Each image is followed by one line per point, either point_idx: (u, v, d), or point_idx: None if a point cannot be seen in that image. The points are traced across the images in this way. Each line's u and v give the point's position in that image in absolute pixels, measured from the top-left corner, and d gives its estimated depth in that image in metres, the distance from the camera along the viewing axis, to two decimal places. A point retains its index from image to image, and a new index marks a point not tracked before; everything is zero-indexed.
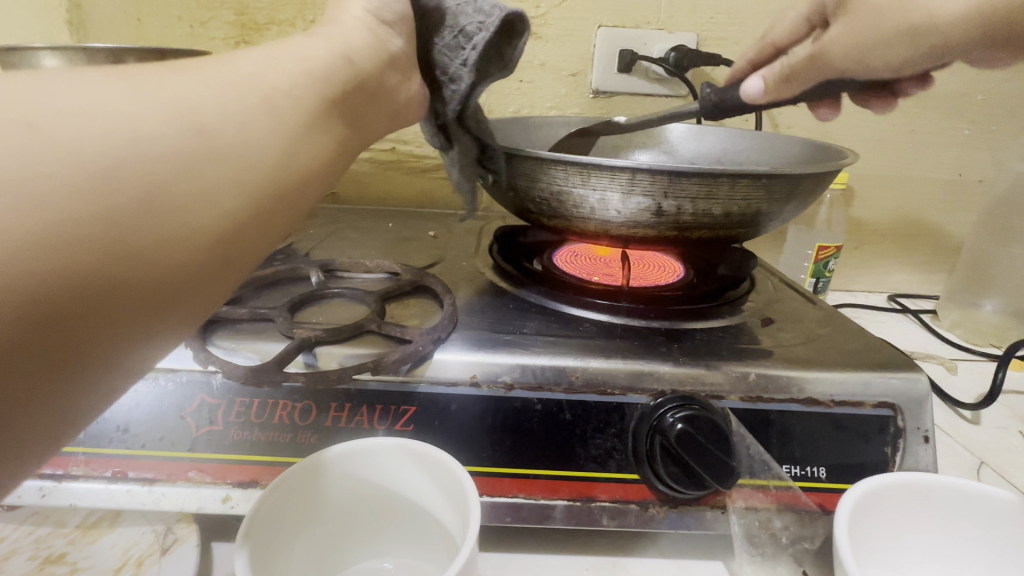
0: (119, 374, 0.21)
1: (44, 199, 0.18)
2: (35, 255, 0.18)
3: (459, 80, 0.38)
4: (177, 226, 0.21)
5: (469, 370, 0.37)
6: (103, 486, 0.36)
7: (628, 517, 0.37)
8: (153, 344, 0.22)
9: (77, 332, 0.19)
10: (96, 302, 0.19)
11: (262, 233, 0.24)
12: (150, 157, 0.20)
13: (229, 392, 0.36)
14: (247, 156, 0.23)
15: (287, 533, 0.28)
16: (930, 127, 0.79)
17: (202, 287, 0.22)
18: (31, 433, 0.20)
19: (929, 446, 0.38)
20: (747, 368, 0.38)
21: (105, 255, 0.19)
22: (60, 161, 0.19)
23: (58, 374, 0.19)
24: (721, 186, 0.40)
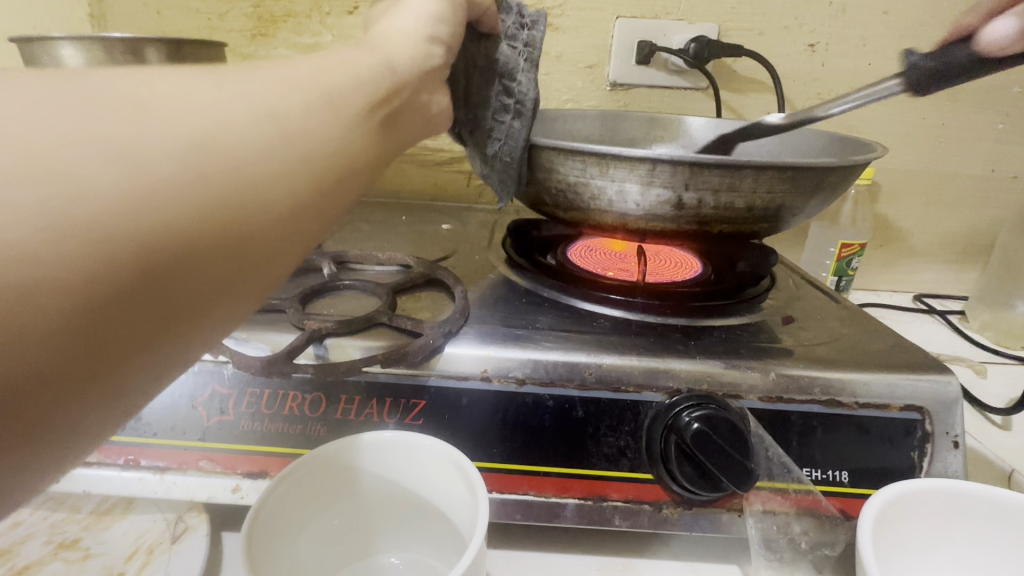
0: (183, 356, 0.20)
1: (131, 164, 0.17)
2: (113, 222, 0.17)
3: (532, 74, 0.42)
4: (251, 205, 0.19)
5: (481, 365, 0.36)
6: (115, 473, 0.36)
7: (641, 518, 0.36)
8: (208, 335, 0.20)
9: (147, 308, 0.18)
10: (168, 278, 0.18)
11: (327, 221, 0.22)
12: (231, 135, 0.19)
13: (240, 382, 0.36)
14: (321, 141, 0.21)
15: (295, 525, 0.28)
16: (961, 121, 0.76)
17: (272, 271, 0.21)
18: (96, 411, 0.19)
19: (959, 451, 0.36)
20: (768, 367, 0.37)
21: (181, 230, 0.18)
22: (145, 130, 0.18)
23: (126, 350, 0.18)
24: (744, 178, 0.39)
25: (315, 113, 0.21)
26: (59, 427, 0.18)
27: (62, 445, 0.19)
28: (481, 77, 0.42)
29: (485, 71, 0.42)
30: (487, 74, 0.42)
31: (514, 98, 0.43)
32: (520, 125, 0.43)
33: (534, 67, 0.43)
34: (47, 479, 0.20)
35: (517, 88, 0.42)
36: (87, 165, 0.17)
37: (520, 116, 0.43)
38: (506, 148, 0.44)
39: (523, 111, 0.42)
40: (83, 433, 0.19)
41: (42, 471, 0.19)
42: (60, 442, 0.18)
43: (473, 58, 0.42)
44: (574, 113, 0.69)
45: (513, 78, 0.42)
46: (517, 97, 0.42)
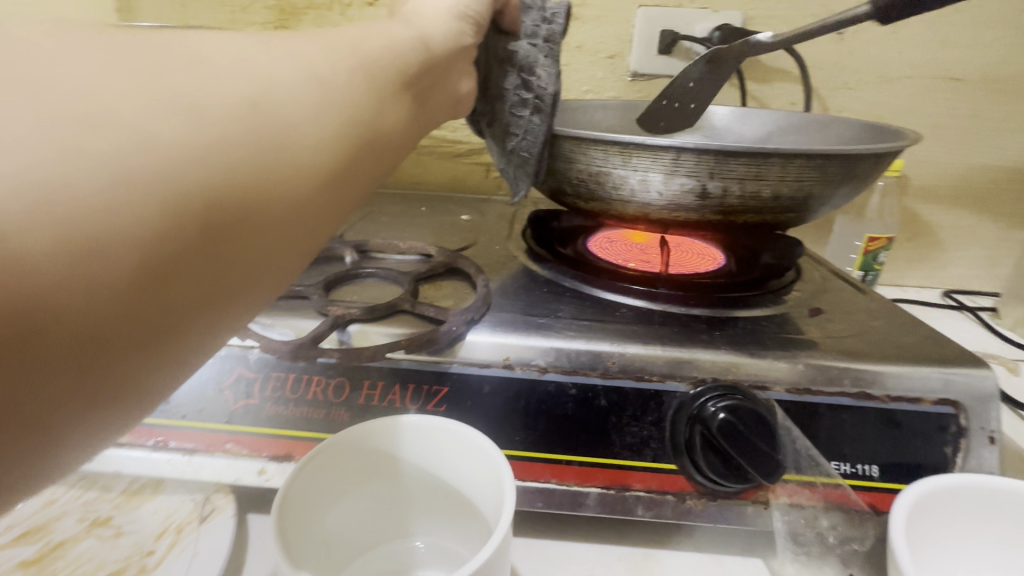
0: (234, 311, 0.21)
1: (194, 116, 0.19)
2: (185, 166, 0.18)
3: (552, 70, 0.42)
4: (295, 166, 0.22)
5: (502, 353, 0.36)
6: (146, 454, 0.37)
7: (664, 508, 0.35)
8: (263, 281, 0.22)
9: (207, 260, 0.19)
10: (225, 231, 0.20)
11: (359, 181, 0.25)
12: (280, 96, 0.22)
13: (266, 367, 0.36)
14: (350, 111, 0.24)
15: (320, 508, 0.28)
16: (996, 111, 0.73)
17: (309, 231, 0.23)
18: (156, 366, 0.19)
19: (995, 447, 0.35)
20: (794, 358, 0.36)
21: (236, 185, 0.20)
22: (207, 87, 0.20)
23: (188, 302, 0.19)
24: (771, 166, 0.38)
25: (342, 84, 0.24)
26: (122, 382, 0.18)
27: (121, 401, 0.19)
28: (499, 69, 0.42)
29: (505, 64, 0.42)
30: (506, 66, 0.41)
31: (534, 93, 0.42)
32: (540, 120, 0.42)
33: (554, 63, 0.42)
34: (97, 444, 0.20)
35: (536, 83, 0.41)
36: (156, 115, 0.18)
37: (539, 111, 0.42)
38: (525, 143, 0.43)
39: (542, 106, 0.42)
40: (143, 388, 0.19)
41: (98, 431, 0.19)
42: (135, 385, 0.19)
43: (493, 50, 0.42)
44: (594, 103, 0.69)
45: (532, 73, 0.42)
46: (536, 92, 0.42)
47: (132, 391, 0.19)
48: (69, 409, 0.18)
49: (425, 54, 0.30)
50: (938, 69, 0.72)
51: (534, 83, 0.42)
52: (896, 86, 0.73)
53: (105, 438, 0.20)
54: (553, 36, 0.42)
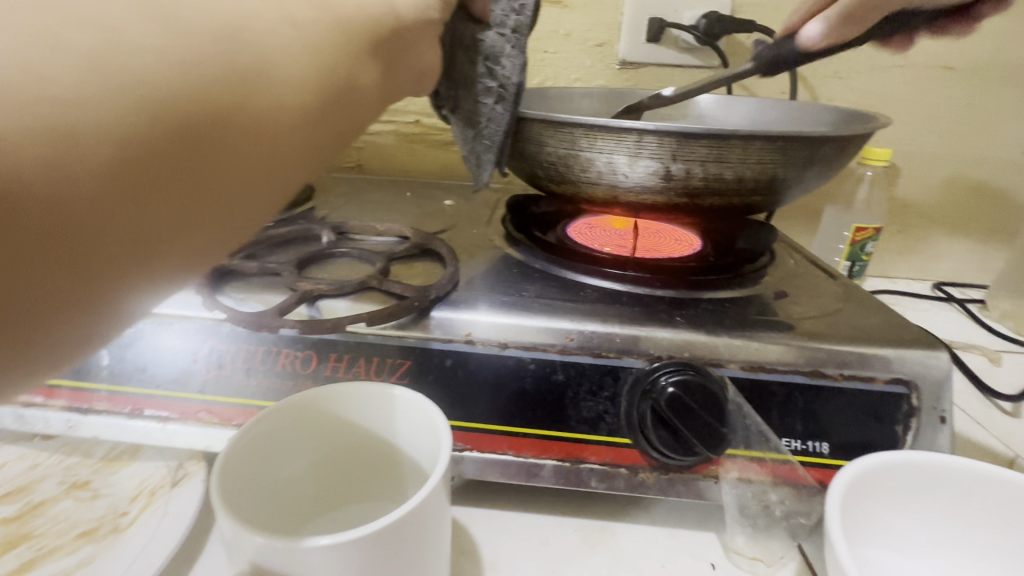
0: (212, 237, 0.20)
1: (170, 27, 0.19)
2: (161, 71, 0.18)
3: (518, 60, 0.42)
4: (277, 96, 0.21)
5: (464, 328, 0.37)
6: (123, 421, 0.39)
7: (617, 481, 0.36)
8: (245, 208, 0.21)
9: (181, 176, 0.19)
10: (202, 148, 0.19)
11: (346, 123, 0.24)
12: (257, 26, 0.21)
13: (237, 339, 0.38)
14: (331, 56, 0.23)
15: (267, 468, 0.30)
16: (989, 101, 0.73)
17: (291, 167, 0.22)
18: (128, 283, 0.18)
19: (947, 427, 0.36)
20: (751, 337, 0.37)
21: (214, 104, 0.19)
22: (183, 3, 0.19)
23: (160, 219, 0.19)
24: (732, 149, 0.39)
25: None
26: (89, 293, 0.18)
27: (88, 315, 0.18)
28: (465, 57, 0.42)
29: (470, 51, 0.41)
30: (472, 54, 0.41)
31: (498, 82, 0.42)
32: (502, 109, 0.43)
33: (520, 53, 0.42)
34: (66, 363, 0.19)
35: (501, 72, 0.42)
36: (130, 22, 0.18)
37: (502, 100, 0.43)
38: (488, 132, 0.44)
39: (506, 95, 0.43)
40: (112, 305, 0.19)
41: (64, 346, 0.18)
42: (108, 296, 0.18)
43: (460, 36, 0.41)
44: (580, 91, 0.69)
45: (498, 62, 0.42)
46: (500, 82, 0.42)
47: (98, 305, 0.18)
48: (32, 313, 0.17)
49: None
50: (930, 58, 0.71)
51: (499, 72, 0.42)
52: (887, 74, 0.73)
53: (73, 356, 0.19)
54: (521, 26, 0.42)
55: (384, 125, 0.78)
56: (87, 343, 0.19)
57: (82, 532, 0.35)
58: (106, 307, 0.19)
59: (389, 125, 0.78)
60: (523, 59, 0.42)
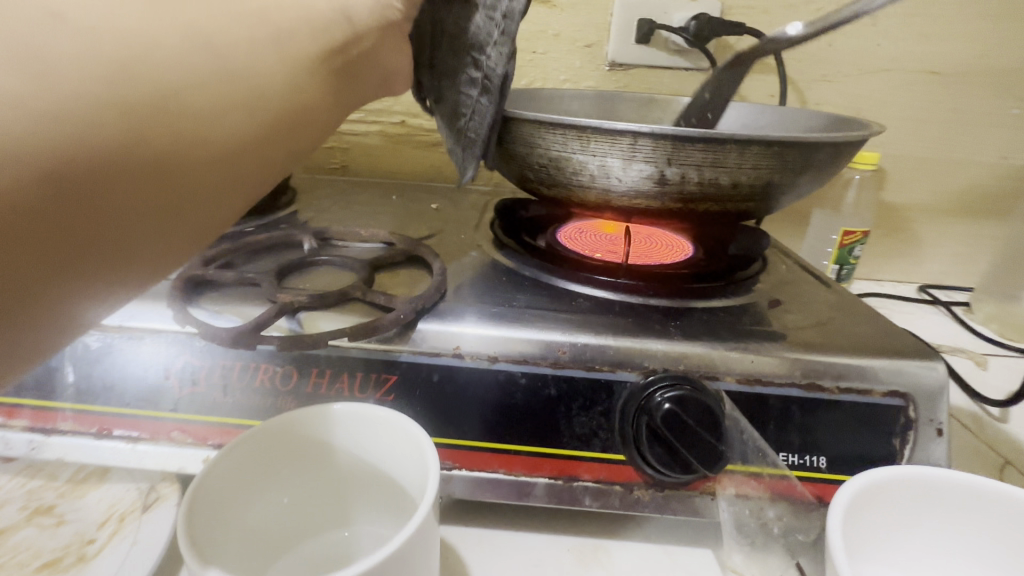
0: (106, 281, 0.21)
1: (62, 77, 0.19)
2: (45, 123, 0.19)
3: (505, 49, 0.40)
4: (175, 136, 0.21)
5: (452, 341, 0.36)
6: (90, 441, 0.36)
7: (611, 499, 0.35)
8: (155, 245, 0.22)
9: (64, 231, 0.20)
10: (84, 201, 0.20)
11: (266, 156, 0.25)
12: (162, 60, 0.21)
13: (212, 354, 0.36)
14: (254, 83, 0.24)
15: (245, 495, 0.28)
16: (973, 105, 0.73)
17: (196, 207, 0.23)
18: (13, 325, 0.20)
19: (943, 439, 0.35)
20: (747, 348, 0.36)
21: (99, 157, 0.20)
22: (66, 55, 0.19)
23: (46, 270, 0.20)
24: (729, 153, 0.38)
25: (261, 49, 0.24)
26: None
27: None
28: (448, 45, 0.40)
29: (454, 40, 0.40)
30: (455, 42, 0.40)
31: (483, 72, 0.41)
32: (488, 101, 0.42)
33: (508, 41, 0.40)
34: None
35: (486, 63, 0.40)
36: (2, 78, 0.18)
37: (487, 93, 0.41)
38: (472, 123, 0.43)
39: (490, 88, 0.41)
40: (6, 343, 0.21)
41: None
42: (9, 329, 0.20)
43: (444, 23, 0.40)
44: (569, 93, 0.68)
45: (483, 51, 0.40)
46: (485, 73, 0.40)
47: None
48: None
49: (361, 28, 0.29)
50: (916, 62, 0.72)
51: (484, 62, 0.40)
52: (873, 78, 0.73)
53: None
54: (511, 10, 0.38)
55: (369, 125, 0.76)
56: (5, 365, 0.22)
57: (44, 563, 0.32)
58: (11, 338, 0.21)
59: (374, 126, 0.76)
60: (511, 47, 0.40)
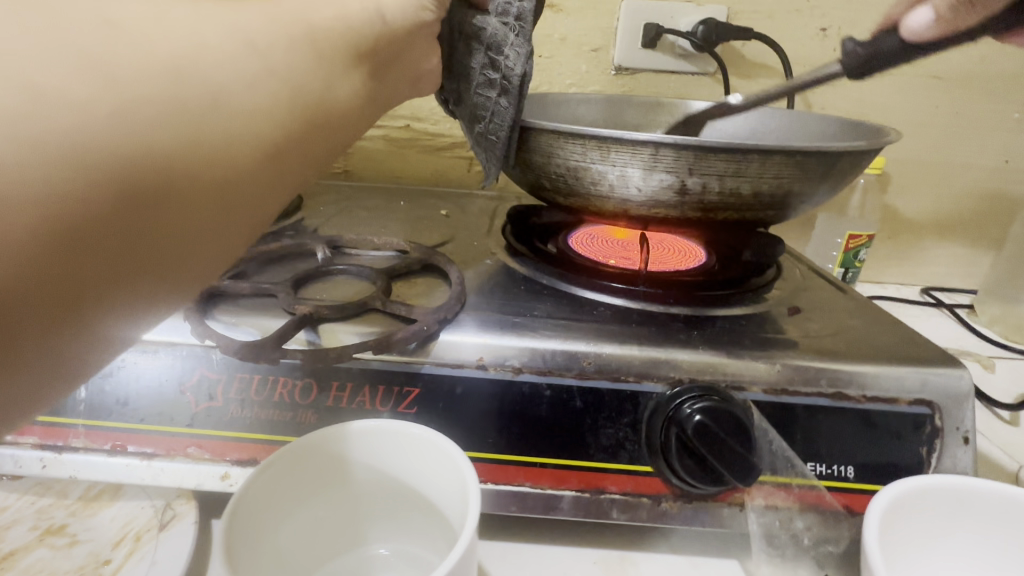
0: (168, 284, 0.20)
1: (109, 83, 0.18)
2: (92, 134, 0.17)
3: (522, 49, 0.41)
4: (229, 133, 0.21)
5: (476, 353, 0.35)
6: (103, 459, 0.35)
7: (638, 511, 0.35)
8: (199, 260, 0.21)
9: (130, 233, 0.19)
10: (152, 201, 0.19)
11: (298, 159, 0.24)
12: (207, 62, 0.20)
13: (229, 367, 0.35)
14: (292, 82, 0.23)
15: (279, 513, 0.28)
16: (976, 110, 0.74)
17: (249, 204, 0.22)
18: (75, 337, 0.19)
19: (969, 447, 0.35)
20: (773, 358, 0.36)
21: (163, 156, 0.19)
22: (122, 55, 0.18)
23: (111, 276, 0.19)
24: (751, 163, 0.38)
25: (296, 56, 0.23)
26: (37, 350, 0.18)
27: (42, 369, 0.19)
28: (465, 46, 0.40)
29: (470, 41, 0.40)
30: (472, 43, 0.40)
31: (501, 73, 0.41)
32: (506, 102, 0.41)
33: (524, 42, 0.41)
34: (31, 405, 0.20)
35: (504, 63, 0.41)
36: (59, 79, 0.17)
37: (506, 93, 0.41)
38: (490, 125, 0.42)
39: (510, 88, 0.41)
40: (68, 357, 0.19)
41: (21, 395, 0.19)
42: (48, 357, 0.19)
43: (461, 26, 0.40)
44: (577, 97, 0.67)
45: (501, 52, 0.40)
46: (504, 73, 0.41)
47: (53, 358, 0.19)
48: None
49: (385, 35, 0.29)
50: (920, 66, 0.72)
51: (502, 63, 0.41)
52: (877, 83, 0.73)
53: (37, 399, 0.20)
54: (525, 14, 0.40)
55: (374, 130, 0.75)
56: (35, 397, 0.20)
57: None
58: (47, 367, 0.19)
59: (379, 131, 0.75)
60: (528, 48, 0.41)
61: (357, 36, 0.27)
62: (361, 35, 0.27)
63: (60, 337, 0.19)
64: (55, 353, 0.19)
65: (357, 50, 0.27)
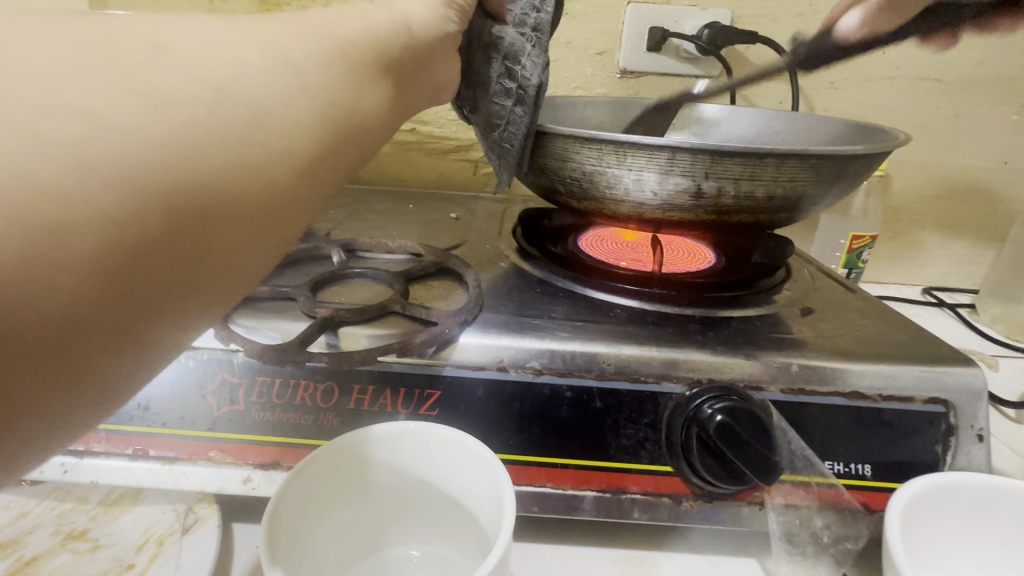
0: (206, 302, 0.20)
1: (158, 108, 0.18)
2: (142, 154, 0.17)
3: (539, 59, 0.41)
4: (265, 151, 0.21)
5: (496, 355, 0.35)
6: (124, 463, 0.36)
7: (659, 511, 0.35)
8: (239, 274, 0.21)
9: (174, 252, 0.18)
10: (195, 219, 0.19)
11: (333, 171, 0.24)
12: (247, 80, 0.20)
13: (251, 371, 0.35)
14: (326, 96, 0.23)
15: (317, 513, 0.28)
16: (975, 112, 0.75)
17: (283, 220, 0.22)
18: (117, 363, 0.18)
19: (983, 444, 0.36)
20: (789, 358, 0.36)
21: (203, 175, 0.19)
22: (168, 80, 0.18)
23: (155, 295, 0.18)
24: (766, 167, 0.38)
25: (328, 67, 0.23)
26: (80, 377, 0.18)
27: (83, 396, 0.18)
28: (483, 55, 0.41)
29: (488, 50, 0.41)
30: (489, 51, 0.41)
31: (517, 83, 0.41)
32: (522, 111, 0.41)
33: (541, 52, 0.41)
34: (66, 437, 0.19)
35: (520, 72, 0.41)
36: (111, 104, 0.17)
37: (522, 102, 0.41)
38: (506, 132, 0.42)
39: (525, 98, 0.41)
40: (108, 382, 0.19)
41: (58, 427, 0.18)
42: (97, 380, 0.18)
43: (478, 35, 0.41)
44: (584, 100, 0.68)
45: (517, 61, 0.41)
46: (519, 82, 0.41)
47: (93, 384, 0.18)
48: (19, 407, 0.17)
49: (409, 44, 0.29)
50: (921, 70, 0.73)
51: (518, 73, 0.41)
52: (879, 86, 0.74)
53: (72, 431, 0.19)
54: (542, 24, 0.41)
55: None
56: (78, 425, 0.19)
57: None
58: (95, 391, 0.18)
59: None
60: (545, 58, 0.41)
61: (383, 46, 0.27)
62: (387, 45, 0.27)
63: (110, 359, 0.18)
64: (104, 376, 0.18)
65: (384, 60, 0.27)
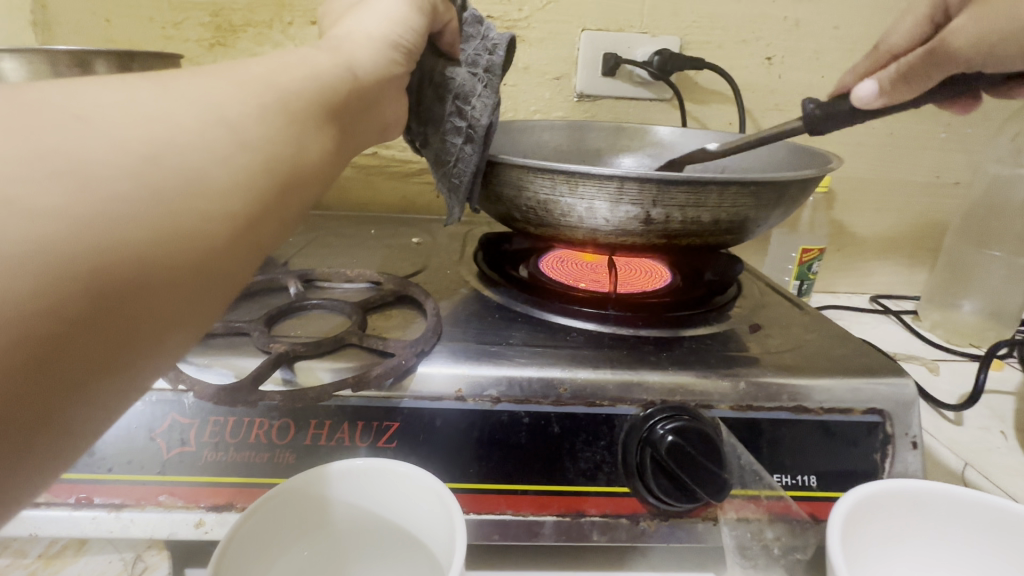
0: (143, 373, 0.20)
1: (82, 185, 0.18)
2: (63, 236, 0.17)
3: (489, 101, 0.42)
4: (204, 216, 0.21)
5: (454, 384, 0.36)
6: (67, 513, 0.34)
7: (618, 532, 0.36)
8: (181, 340, 0.21)
9: (103, 331, 0.18)
10: (122, 297, 0.18)
11: (275, 223, 0.24)
12: (181, 140, 0.20)
13: (202, 411, 0.34)
14: (266, 151, 0.23)
15: (269, 556, 0.28)
16: (908, 131, 0.80)
17: (225, 280, 0.22)
18: (50, 446, 0.18)
19: (917, 451, 0.38)
20: (737, 375, 0.37)
21: (133, 247, 0.19)
22: (97, 152, 0.18)
23: (80, 377, 0.18)
24: (709, 193, 0.40)
25: (271, 118, 0.24)
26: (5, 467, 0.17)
27: (10, 485, 0.18)
28: (434, 94, 0.42)
29: (439, 89, 0.42)
30: (441, 91, 0.42)
31: (467, 121, 0.42)
32: (472, 149, 0.42)
33: (492, 93, 0.42)
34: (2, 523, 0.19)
35: (471, 112, 0.42)
36: (36, 186, 0.17)
37: (472, 141, 0.42)
38: (458, 168, 0.43)
39: (475, 136, 0.42)
40: (38, 466, 0.18)
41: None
42: (30, 465, 0.18)
43: (430, 73, 0.41)
44: (541, 124, 0.69)
45: (468, 101, 0.42)
46: (470, 121, 0.42)
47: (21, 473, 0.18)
48: None
49: (355, 87, 0.30)
50: None
51: (469, 112, 0.42)
52: None
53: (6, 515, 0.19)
54: (493, 66, 0.42)
55: None
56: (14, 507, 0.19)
57: None
58: (29, 475, 0.18)
59: None
60: (495, 100, 0.42)
61: (328, 92, 0.28)
62: (332, 90, 0.28)
63: (42, 442, 0.18)
64: (36, 460, 0.18)
65: (329, 104, 0.27)
